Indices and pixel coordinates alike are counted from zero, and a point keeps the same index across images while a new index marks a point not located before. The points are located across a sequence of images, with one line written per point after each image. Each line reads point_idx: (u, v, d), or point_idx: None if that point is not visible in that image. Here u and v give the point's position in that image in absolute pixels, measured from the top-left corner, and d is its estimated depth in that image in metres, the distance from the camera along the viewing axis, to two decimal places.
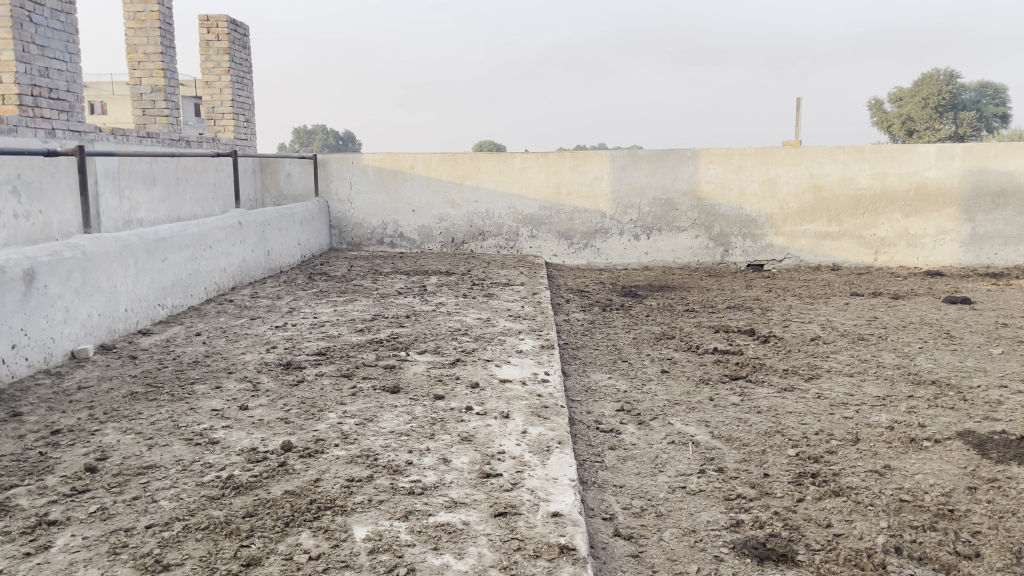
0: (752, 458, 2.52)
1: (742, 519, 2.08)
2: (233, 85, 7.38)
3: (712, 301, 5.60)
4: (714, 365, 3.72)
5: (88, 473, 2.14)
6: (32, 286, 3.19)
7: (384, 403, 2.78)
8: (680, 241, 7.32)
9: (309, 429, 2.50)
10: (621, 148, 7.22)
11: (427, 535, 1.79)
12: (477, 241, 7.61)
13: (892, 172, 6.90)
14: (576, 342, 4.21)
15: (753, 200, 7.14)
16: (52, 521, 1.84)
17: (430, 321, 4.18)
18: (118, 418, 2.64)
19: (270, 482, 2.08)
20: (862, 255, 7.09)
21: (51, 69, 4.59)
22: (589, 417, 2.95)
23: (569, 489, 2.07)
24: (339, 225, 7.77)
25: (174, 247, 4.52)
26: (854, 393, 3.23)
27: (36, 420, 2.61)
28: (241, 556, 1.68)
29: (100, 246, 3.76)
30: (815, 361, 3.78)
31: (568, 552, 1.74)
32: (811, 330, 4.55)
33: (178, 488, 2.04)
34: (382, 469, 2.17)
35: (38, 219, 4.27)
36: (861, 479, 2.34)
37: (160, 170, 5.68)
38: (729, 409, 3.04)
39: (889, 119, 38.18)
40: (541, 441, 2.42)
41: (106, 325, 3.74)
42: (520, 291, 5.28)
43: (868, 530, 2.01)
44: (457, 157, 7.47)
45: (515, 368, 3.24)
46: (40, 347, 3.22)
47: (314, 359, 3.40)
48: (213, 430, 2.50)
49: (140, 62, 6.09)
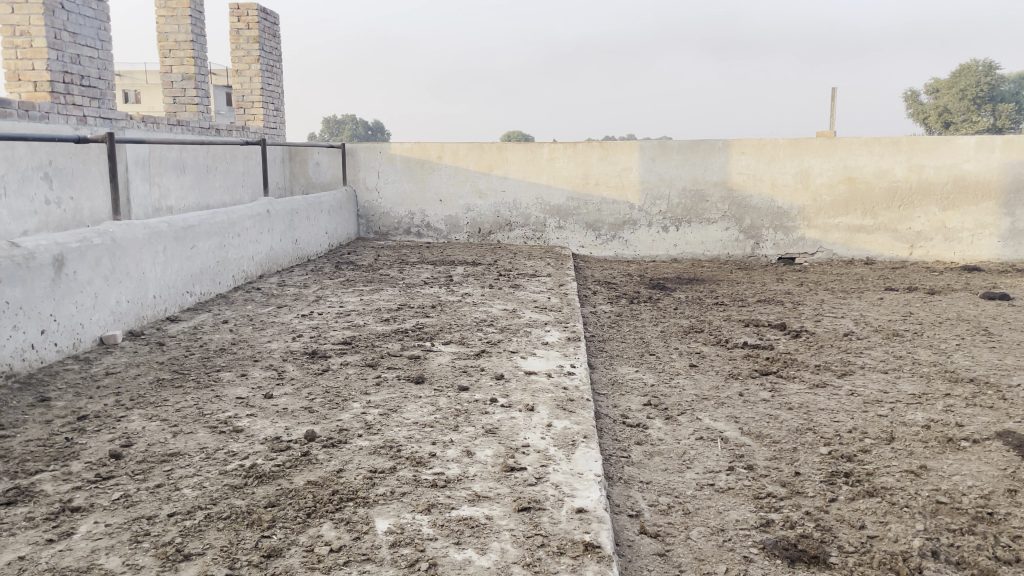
0: (783, 456, 2.47)
1: (772, 519, 2.03)
2: (262, 74, 7.40)
3: (741, 295, 5.51)
4: (744, 360, 3.66)
5: (112, 459, 2.14)
6: (61, 272, 3.21)
7: (408, 393, 2.75)
8: (710, 233, 7.22)
9: (333, 419, 2.49)
10: (651, 139, 7.12)
11: (449, 529, 1.77)
12: (504, 232, 7.57)
13: (929, 165, 6.73)
14: (603, 334, 4.16)
15: (785, 192, 7.02)
16: (75, 508, 1.84)
17: (456, 312, 4.15)
18: (144, 404, 2.65)
19: (293, 472, 2.06)
20: (898, 249, 6.94)
21: (83, 56, 4.63)
22: (615, 411, 2.90)
23: (594, 485, 2.03)
24: (367, 214, 7.78)
25: (203, 235, 4.54)
26: (889, 390, 3.15)
27: (63, 405, 2.63)
28: (262, 547, 1.67)
29: (129, 233, 3.77)
30: (848, 357, 3.70)
31: (593, 549, 1.70)
32: (844, 325, 4.45)
33: (201, 476, 2.04)
34: (405, 461, 2.15)
35: (69, 206, 4.31)
36: (896, 479, 2.27)
37: (190, 159, 5.71)
38: (760, 405, 2.98)
39: (927, 111, 37.72)
40: (566, 435, 2.37)
41: (134, 313, 3.76)
42: (547, 282, 5.23)
43: (903, 533, 1.95)
44: (485, 146, 7.43)
45: (541, 360, 3.20)
46: (69, 333, 3.24)
47: (339, 348, 3.38)
48: (238, 419, 2.50)
49: (171, 50, 6.12)
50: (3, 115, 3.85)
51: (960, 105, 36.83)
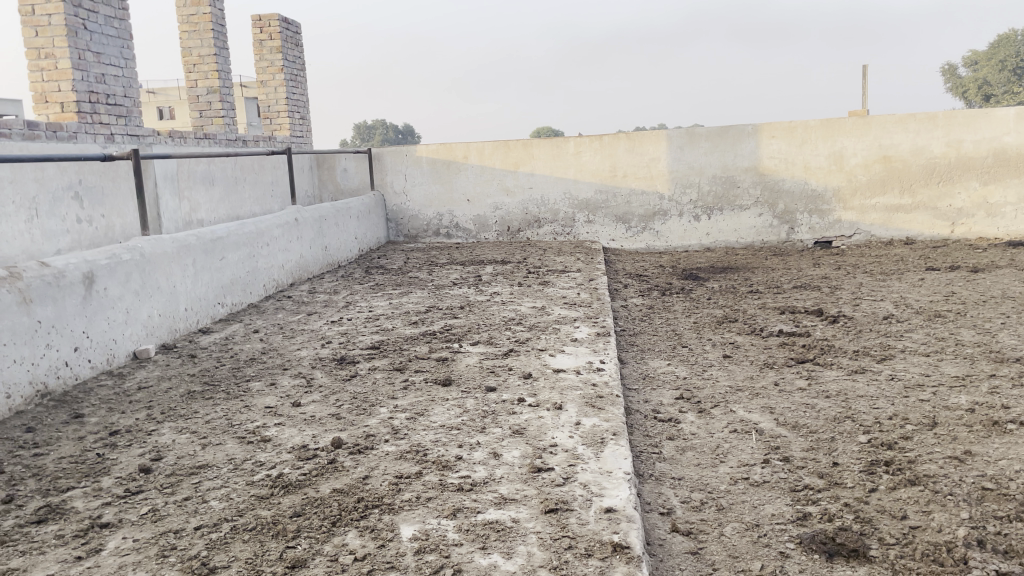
0: (821, 446, 2.39)
1: (810, 512, 1.97)
2: (287, 83, 7.46)
3: (777, 282, 5.40)
4: (780, 348, 3.57)
5: (142, 474, 2.16)
6: (91, 289, 3.25)
7: (435, 396, 2.73)
8: (743, 219, 7.11)
9: (360, 425, 2.47)
10: (679, 127, 7.02)
11: (475, 534, 1.74)
12: (533, 229, 7.54)
13: (968, 139, 6.54)
14: (634, 328, 4.10)
15: (819, 174, 6.87)
16: (104, 524, 1.85)
17: (485, 312, 4.13)
18: (175, 417, 2.66)
19: (319, 480, 2.05)
20: (938, 227, 6.76)
21: (108, 75, 4.70)
22: (646, 406, 2.84)
23: (624, 483, 1.99)
24: (396, 217, 7.81)
25: (232, 246, 4.58)
26: (931, 373, 3.06)
27: (96, 421, 2.66)
28: (287, 557, 1.66)
29: (157, 247, 3.81)
30: (888, 341, 3.59)
31: (622, 550, 1.66)
32: (883, 308, 4.33)
33: (228, 487, 2.04)
34: (431, 465, 2.12)
35: (100, 224, 4.37)
36: (939, 467, 2.19)
37: (218, 171, 5.76)
38: (796, 394, 2.90)
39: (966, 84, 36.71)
40: (595, 433, 2.33)
41: (166, 326, 3.80)
42: (576, 278, 5.18)
43: (948, 522, 1.87)
44: (510, 144, 7.39)
45: (570, 357, 3.16)
46: (102, 349, 3.28)
47: (368, 353, 3.38)
48: (266, 428, 2.50)
49: (196, 65, 6.20)
50: (31, 137, 3.92)
51: (1001, 76, 35.67)
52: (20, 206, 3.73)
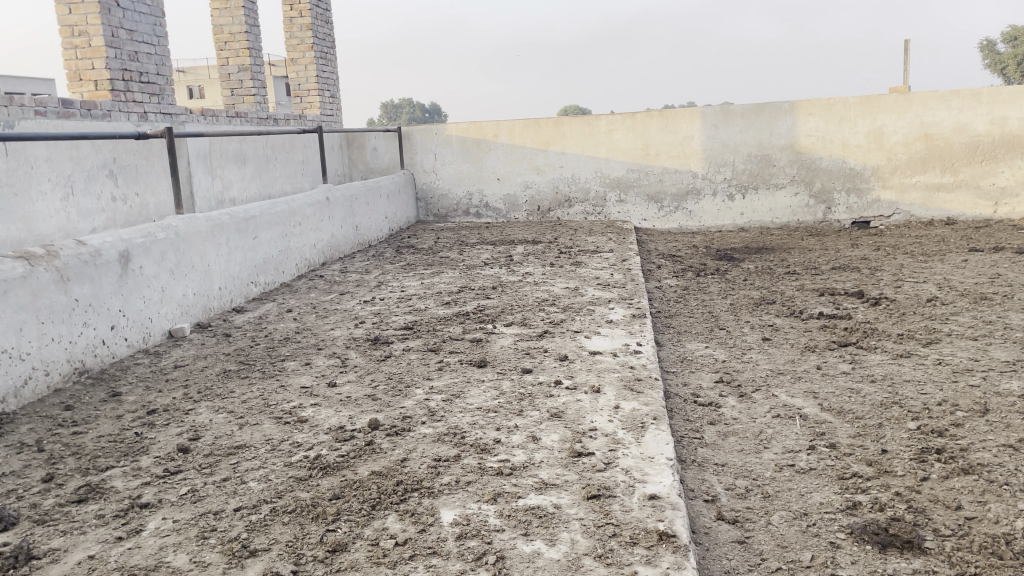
0: (868, 433, 2.33)
1: (860, 501, 1.91)
2: (317, 61, 7.43)
3: (814, 263, 5.29)
4: (821, 331, 3.49)
5: (180, 454, 2.15)
6: (127, 268, 3.25)
7: (471, 378, 2.71)
8: (779, 198, 6.98)
9: (396, 407, 2.45)
10: (713, 104, 6.88)
11: (517, 519, 1.70)
12: (564, 208, 7.47)
13: (1013, 116, 6.33)
14: (670, 309, 4.04)
15: (857, 152, 6.71)
16: (144, 504, 1.85)
17: (517, 292, 4.08)
18: (211, 396, 2.66)
19: (357, 462, 2.03)
20: (981, 207, 6.58)
21: (140, 53, 4.70)
22: (685, 390, 2.79)
23: (667, 469, 1.95)
24: (426, 196, 7.77)
25: (265, 225, 4.57)
26: (980, 358, 2.97)
27: (134, 399, 2.67)
28: (327, 541, 1.64)
29: (192, 226, 3.81)
30: (933, 324, 3.50)
31: (668, 539, 1.62)
32: (926, 290, 4.22)
33: (267, 468, 2.02)
34: (470, 448, 2.09)
35: (134, 202, 4.38)
36: (993, 455, 2.11)
37: (250, 149, 5.75)
38: (839, 378, 2.83)
39: (1005, 60, 35.90)
40: (635, 417, 2.28)
41: (200, 304, 3.80)
42: (609, 259, 5.11)
43: (1005, 513, 1.80)
44: (541, 122, 7.30)
45: (606, 339, 3.11)
46: (138, 328, 3.29)
47: (402, 333, 3.35)
48: (302, 409, 2.48)
49: (227, 43, 6.19)
50: (66, 115, 3.93)
51: None
52: (55, 184, 3.75)
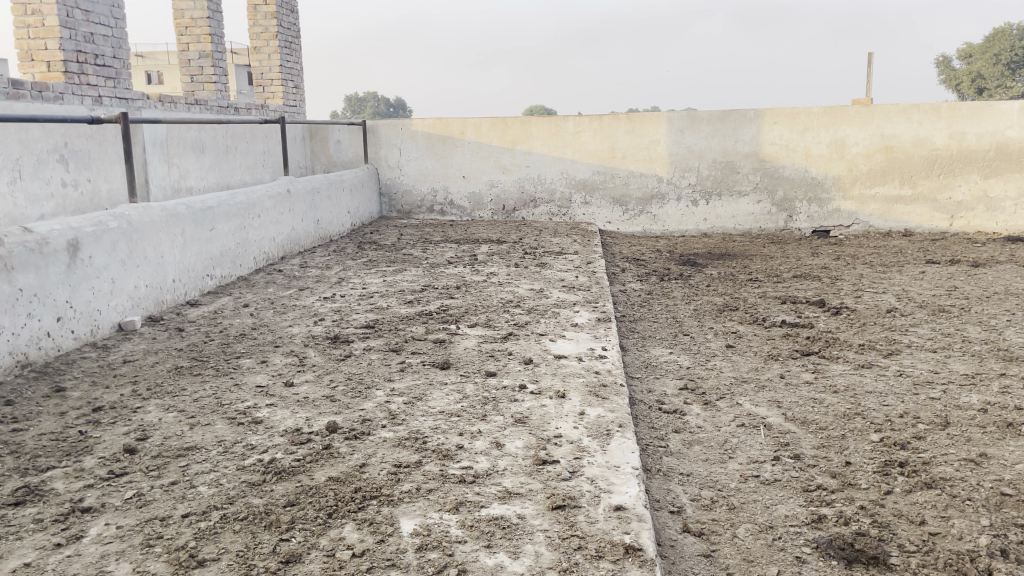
0: (832, 444, 2.32)
1: (825, 514, 1.89)
2: (281, 50, 7.28)
3: (776, 270, 5.33)
4: (783, 340, 3.50)
5: (127, 454, 2.05)
6: (76, 257, 3.12)
7: (434, 380, 2.64)
8: (741, 205, 7.02)
9: (355, 409, 2.38)
10: (680, 109, 6.89)
11: (479, 530, 1.65)
12: (529, 208, 7.43)
13: (971, 131, 6.46)
14: (634, 314, 4.02)
15: (819, 162, 6.78)
16: (86, 508, 1.75)
17: (481, 293, 4.02)
18: (161, 394, 2.56)
19: (314, 467, 1.96)
20: (937, 220, 6.70)
21: (97, 35, 4.54)
22: (650, 396, 2.76)
23: (632, 479, 1.91)
24: (389, 192, 7.67)
25: (222, 216, 4.44)
26: (939, 370, 2.99)
27: (79, 395, 2.55)
28: (280, 551, 1.56)
29: (146, 216, 3.68)
30: (893, 335, 3.52)
31: (634, 553, 1.57)
32: (886, 301, 4.26)
33: (218, 472, 1.94)
34: (432, 454, 2.03)
35: (85, 188, 4.22)
36: (955, 469, 2.11)
37: (209, 138, 5.60)
38: (803, 388, 2.83)
39: (959, 76, 36.89)
40: (600, 425, 2.24)
41: (153, 297, 3.67)
42: (573, 260, 5.08)
43: (968, 529, 1.80)
44: (508, 121, 7.25)
45: (570, 343, 3.07)
46: (86, 320, 3.16)
47: (362, 332, 3.27)
48: (257, 409, 2.39)
49: (188, 27, 6.02)
50: (16, 97, 3.77)
51: (994, 70, 35.62)
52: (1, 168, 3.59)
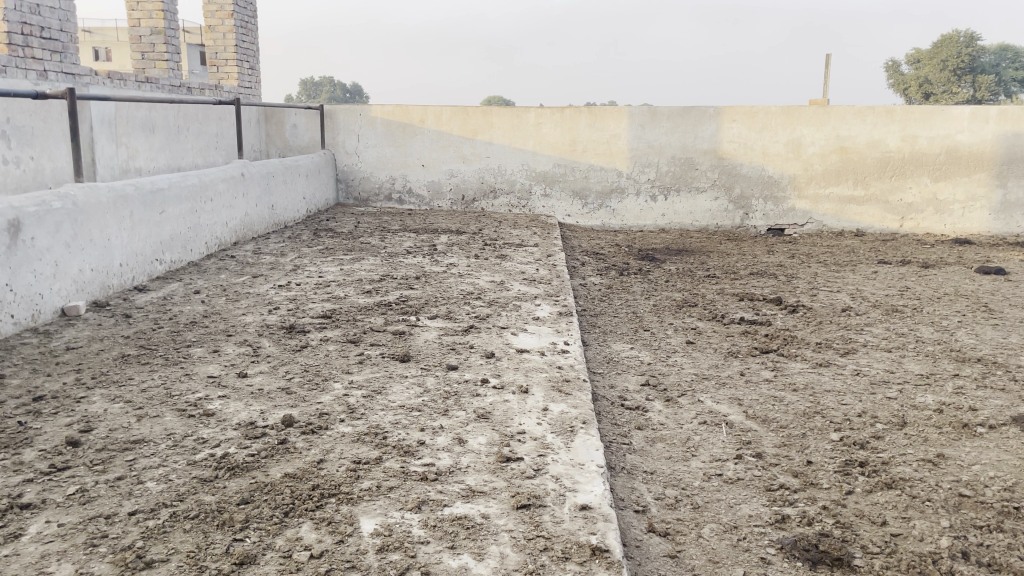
0: (793, 443, 2.32)
1: (788, 514, 1.89)
2: (237, 30, 7.09)
3: (733, 267, 5.37)
4: (742, 337, 3.51)
5: (69, 448, 1.95)
6: (17, 238, 2.98)
7: (393, 373, 2.58)
8: (699, 202, 7.07)
9: (312, 402, 2.30)
10: (641, 104, 6.90)
11: (442, 531, 1.60)
12: (488, 199, 7.37)
13: (923, 135, 6.59)
14: (595, 308, 4.00)
15: (776, 161, 6.85)
16: (25, 505, 1.66)
17: (441, 284, 3.96)
18: (107, 383, 2.45)
19: (269, 463, 1.89)
20: (888, 221, 6.84)
21: (43, 6, 4.33)
22: (612, 392, 2.74)
23: (598, 477, 1.87)
24: (346, 178, 7.53)
25: (173, 199, 4.29)
26: (895, 370, 3.03)
27: (18, 384, 2.42)
28: (234, 552, 1.49)
29: (92, 196, 3.52)
30: (850, 334, 3.57)
31: (601, 554, 1.54)
32: (841, 300, 4.33)
33: (167, 467, 1.85)
34: (392, 450, 1.97)
35: (29, 166, 4.05)
36: (914, 470, 2.13)
37: (159, 118, 5.42)
38: (763, 385, 2.84)
39: (908, 81, 37.85)
40: (564, 421, 2.21)
41: (98, 281, 3.53)
42: (533, 253, 5.04)
43: (929, 531, 1.81)
44: (468, 110, 7.17)
45: (533, 337, 3.03)
46: (27, 305, 3.02)
47: (319, 322, 3.19)
48: (209, 401, 2.31)
49: (139, 3, 5.80)
50: None
51: (942, 76, 36.58)
52: None
